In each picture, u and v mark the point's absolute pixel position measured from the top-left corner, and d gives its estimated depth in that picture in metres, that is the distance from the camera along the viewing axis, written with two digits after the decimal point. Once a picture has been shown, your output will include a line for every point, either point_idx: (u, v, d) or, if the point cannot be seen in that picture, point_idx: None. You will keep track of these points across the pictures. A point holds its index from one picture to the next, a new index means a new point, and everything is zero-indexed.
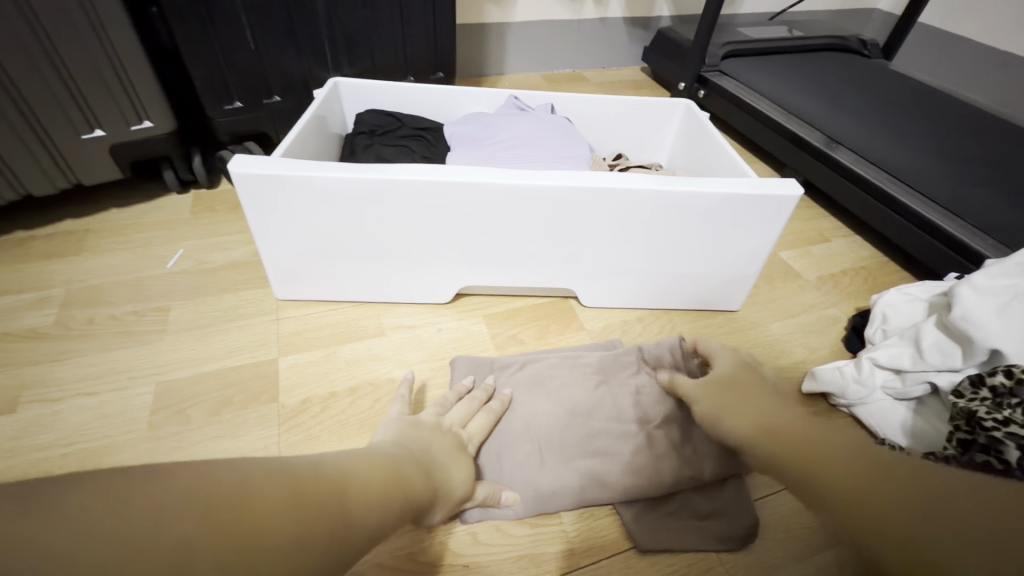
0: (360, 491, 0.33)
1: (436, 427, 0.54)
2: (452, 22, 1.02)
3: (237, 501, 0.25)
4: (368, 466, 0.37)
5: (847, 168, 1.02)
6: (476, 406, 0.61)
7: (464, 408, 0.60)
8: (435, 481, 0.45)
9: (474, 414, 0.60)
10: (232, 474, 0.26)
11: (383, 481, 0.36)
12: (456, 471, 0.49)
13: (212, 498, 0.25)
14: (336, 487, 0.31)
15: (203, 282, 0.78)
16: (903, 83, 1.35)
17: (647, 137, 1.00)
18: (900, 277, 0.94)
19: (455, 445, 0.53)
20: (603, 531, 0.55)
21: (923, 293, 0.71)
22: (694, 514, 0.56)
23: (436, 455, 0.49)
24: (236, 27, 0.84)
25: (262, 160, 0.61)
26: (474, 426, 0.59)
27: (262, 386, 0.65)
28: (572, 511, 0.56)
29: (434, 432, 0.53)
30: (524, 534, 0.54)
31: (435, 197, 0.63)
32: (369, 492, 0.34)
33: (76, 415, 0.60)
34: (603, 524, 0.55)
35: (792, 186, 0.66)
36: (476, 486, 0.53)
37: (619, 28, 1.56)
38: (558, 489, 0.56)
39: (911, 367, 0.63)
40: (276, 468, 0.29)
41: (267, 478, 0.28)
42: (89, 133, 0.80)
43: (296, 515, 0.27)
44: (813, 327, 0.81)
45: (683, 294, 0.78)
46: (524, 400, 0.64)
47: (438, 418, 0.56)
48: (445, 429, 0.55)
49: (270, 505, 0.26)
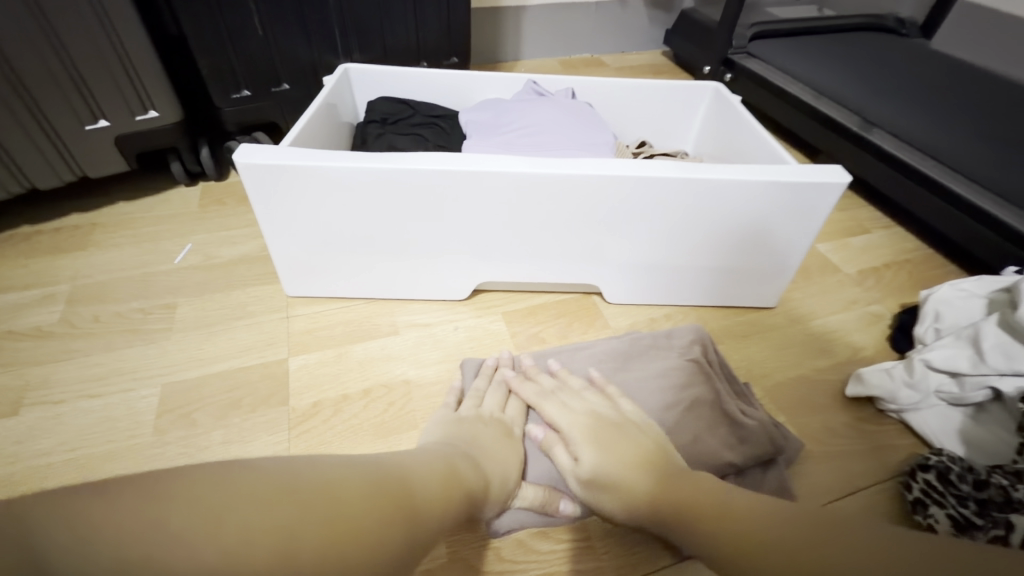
0: (425, 492, 0.34)
1: (479, 418, 0.54)
2: (467, 4, 0.97)
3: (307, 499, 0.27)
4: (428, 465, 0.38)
5: (887, 153, 0.96)
6: (506, 390, 0.59)
7: (498, 393, 0.58)
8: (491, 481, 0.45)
9: (508, 398, 0.59)
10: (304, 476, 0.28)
11: (444, 480, 0.38)
12: (504, 459, 0.49)
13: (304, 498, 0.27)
14: (401, 482, 0.33)
15: (211, 278, 0.75)
16: (946, 63, 1.27)
17: (673, 123, 0.95)
18: (947, 271, 0.88)
19: (500, 434, 0.53)
20: (635, 547, 0.51)
21: (979, 288, 0.65)
22: None
23: (486, 444, 0.49)
24: (243, 12, 0.80)
25: (270, 149, 0.58)
26: (514, 409, 0.57)
27: (272, 388, 0.62)
28: (600, 526, 0.52)
29: (478, 423, 0.52)
30: (549, 550, 0.50)
31: (452, 188, 0.59)
32: (431, 487, 0.35)
33: (80, 418, 0.58)
34: (633, 542, 0.51)
35: (839, 173, 0.60)
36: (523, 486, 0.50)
37: (639, 10, 1.49)
38: None
39: (970, 371, 0.58)
40: (341, 470, 0.30)
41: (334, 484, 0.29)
42: (94, 124, 0.77)
43: (375, 509, 0.29)
44: (855, 325, 0.75)
45: (715, 288, 0.74)
46: None
47: (477, 409, 0.55)
48: (488, 418, 0.54)
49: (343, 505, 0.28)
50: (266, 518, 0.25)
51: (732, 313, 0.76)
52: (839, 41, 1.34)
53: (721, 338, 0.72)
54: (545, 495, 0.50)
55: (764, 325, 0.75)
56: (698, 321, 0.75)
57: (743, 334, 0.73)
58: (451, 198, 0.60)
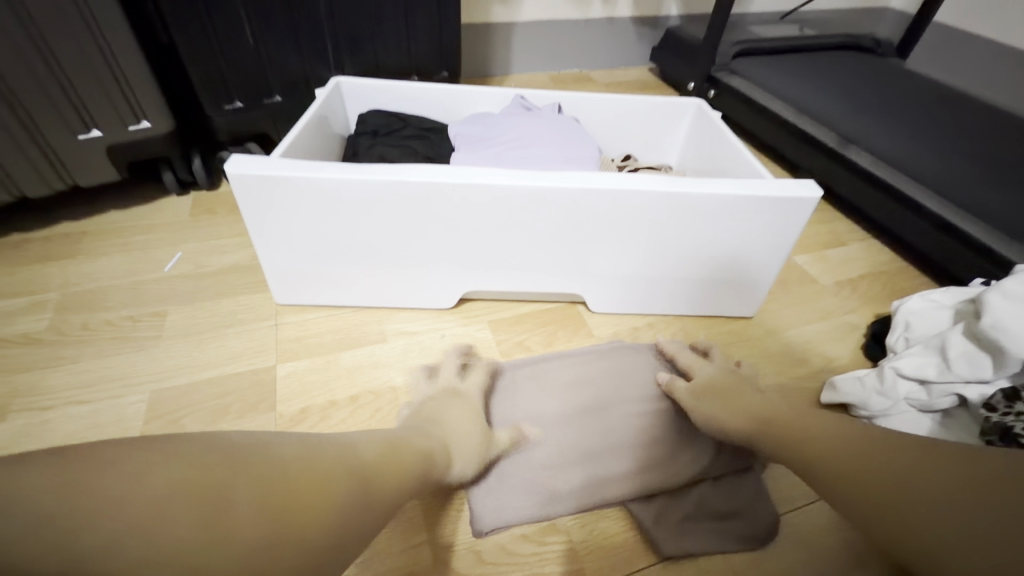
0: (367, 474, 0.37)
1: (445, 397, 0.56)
2: (458, 22, 1.00)
3: (244, 476, 0.29)
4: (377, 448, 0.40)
5: (862, 168, 0.99)
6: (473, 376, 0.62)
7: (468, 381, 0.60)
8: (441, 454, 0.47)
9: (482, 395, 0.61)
10: (243, 456, 0.30)
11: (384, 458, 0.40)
12: (462, 437, 0.52)
13: (247, 474, 0.29)
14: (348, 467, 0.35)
15: (201, 286, 0.76)
16: (919, 82, 1.32)
17: (657, 137, 0.98)
18: (921, 282, 0.91)
19: (465, 407, 0.55)
20: (615, 550, 0.52)
21: (947, 299, 0.68)
22: (712, 514, 0.54)
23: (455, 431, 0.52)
24: (235, 23, 0.82)
25: (261, 160, 0.59)
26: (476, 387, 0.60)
27: (260, 395, 0.62)
28: (581, 528, 0.53)
29: (442, 401, 0.55)
30: (531, 552, 0.51)
31: (439, 199, 0.61)
32: (372, 471, 0.37)
33: (67, 424, 0.58)
34: (613, 545, 0.52)
35: (811, 188, 0.63)
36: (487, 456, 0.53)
37: (626, 27, 1.54)
38: (566, 490, 0.55)
39: (937, 378, 0.60)
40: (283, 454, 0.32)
41: (273, 463, 0.31)
42: (86, 133, 0.78)
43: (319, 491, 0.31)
44: (831, 335, 0.78)
45: (696, 298, 0.76)
46: (525, 399, 0.63)
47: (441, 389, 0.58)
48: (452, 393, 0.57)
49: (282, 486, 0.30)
50: (200, 492, 0.26)
51: (713, 323, 0.79)
52: (818, 60, 1.39)
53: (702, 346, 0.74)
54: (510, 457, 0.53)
55: (743, 334, 0.77)
56: (680, 330, 0.77)
57: (723, 342, 0.75)
58: (438, 209, 0.62)
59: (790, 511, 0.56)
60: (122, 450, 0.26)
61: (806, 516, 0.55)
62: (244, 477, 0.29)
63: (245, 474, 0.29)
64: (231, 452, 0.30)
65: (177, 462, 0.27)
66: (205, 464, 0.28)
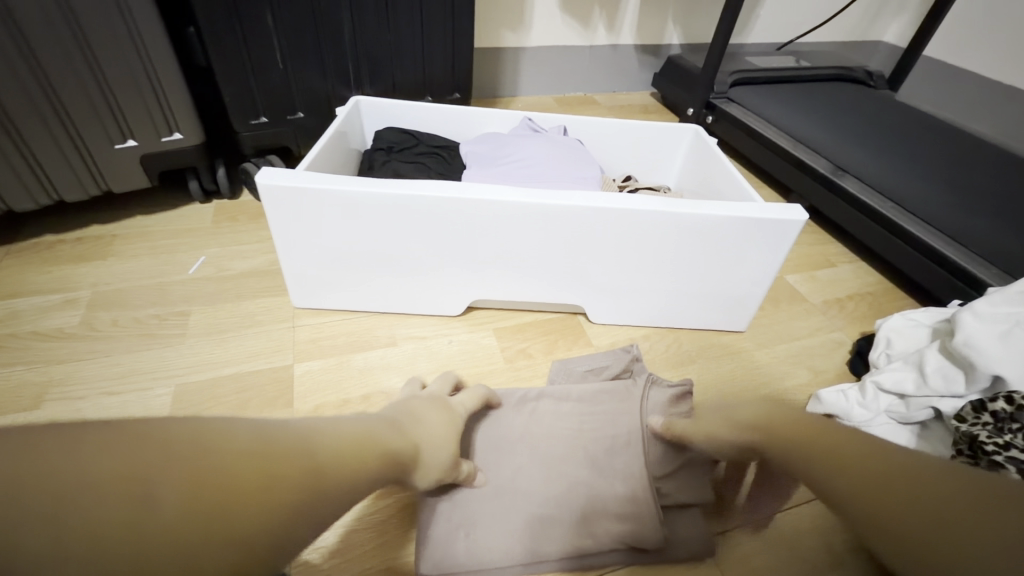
0: (337, 463, 0.33)
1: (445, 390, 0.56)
2: (471, 47, 1.06)
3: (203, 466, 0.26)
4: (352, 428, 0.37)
5: (853, 196, 1.04)
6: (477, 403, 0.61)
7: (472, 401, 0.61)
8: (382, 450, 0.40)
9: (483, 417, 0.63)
10: (170, 435, 0.26)
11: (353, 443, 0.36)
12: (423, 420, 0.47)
13: (159, 452, 0.25)
14: (312, 453, 0.31)
15: (222, 289, 0.81)
16: (909, 114, 1.38)
17: (656, 160, 1.03)
18: (905, 304, 0.96)
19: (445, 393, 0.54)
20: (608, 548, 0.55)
21: (927, 319, 0.73)
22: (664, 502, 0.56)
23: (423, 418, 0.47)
24: (267, 47, 0.88)
25: (288, 172, 0.64)
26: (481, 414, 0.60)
27: (278, 391, 0.66)
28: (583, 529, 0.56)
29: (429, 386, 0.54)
30: None
31: (452, 214, 0.66)
32: (338, 455, 0.33)
33: (98, 413, 0.62)
34: None
35: (797, 212, 0.68)
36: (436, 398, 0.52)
37: (630, 54, 1.61)
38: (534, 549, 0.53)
39: (915, 392, 0.64)
40: (258, 432, 0.30)
41: (204, 450, 0.26)
42: (123, 143, 0.84)
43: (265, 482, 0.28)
44: (817, 351, 0.82)
45: (692, 312, 0.80)
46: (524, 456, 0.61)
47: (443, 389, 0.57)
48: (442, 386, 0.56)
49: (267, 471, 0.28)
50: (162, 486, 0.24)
51: (706, 336, 0.83)
52: (813, 91, 1.45)
53: (695, 357, 0.79)
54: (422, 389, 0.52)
55: (734, 348, 0.81)
56: (675, 342, 0.81)
57: (714, 356, 0.79)
58: (450, 221, 0.67)
59: (772, 514, 0.60)
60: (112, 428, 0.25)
61: (790, 520, 0.59)
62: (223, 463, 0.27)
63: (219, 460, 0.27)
64: (124, 435, 0.25)
65: (47, 455, 0.23)
66: (87, 461, 0.23)
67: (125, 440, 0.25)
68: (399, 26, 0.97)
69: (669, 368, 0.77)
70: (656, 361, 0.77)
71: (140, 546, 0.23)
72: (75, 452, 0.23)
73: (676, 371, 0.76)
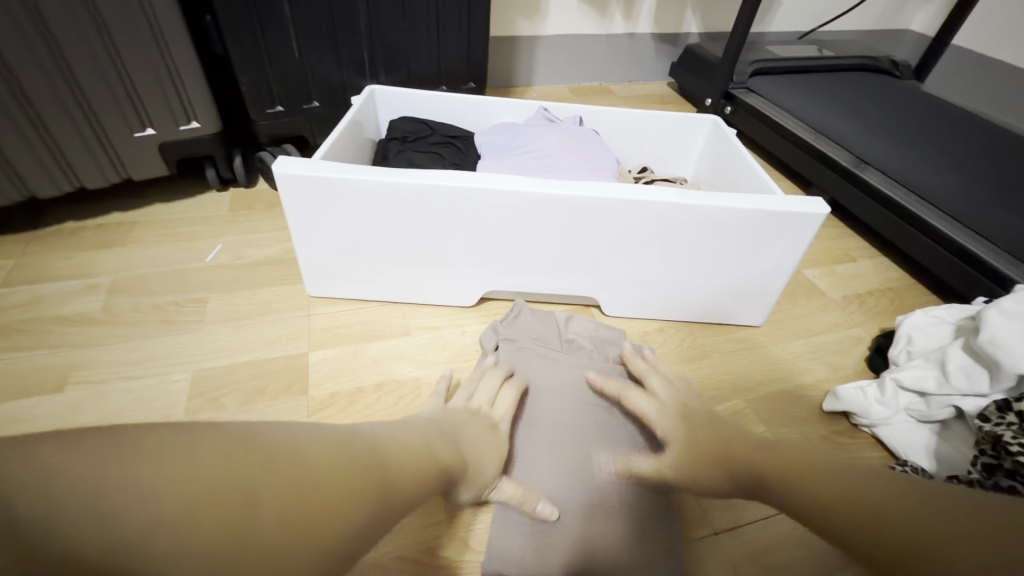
0: (402, 475, 0.37)
1: (467, 412, 0.56)
2: (486, 35, 1.05)
3: (303, 474, 0.29)
4: (412, 445, 0.41)
5: (876, 190, 1.01)
6: (500, 394, 0.61)
7: (490, 391, 0.61)
8: (445, 459, 0.44)
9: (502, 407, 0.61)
10: (277, 444, 0.30)
11: (423, 460, 0.40)
12: (482, 449, 0.52)
13: (260, 459, 0.28)
14: (375, 458, 0.35)
15: (240, 276, 0.82)
16: (935, 105, 1.34)
17: (672, 152, 1.01)
18: (928, 300, 0.94)
19: (485, 427, 0.55)
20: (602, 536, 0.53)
21: (950, 315, 0.71)
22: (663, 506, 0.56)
23: (469, 435, 0.51)
24: (283, 37, 0.88)
25: (304, 161, 0.64)
26: (502, 409, 0.59)
27: (294, 378, 0.67)
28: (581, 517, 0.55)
29: (465, 415, 0.55)
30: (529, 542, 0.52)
31: (468, 204, 0.66)
32: (409, 468, 0.38)
33: (119, 396, 0.63)
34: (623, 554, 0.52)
35: (818, 205, 0.66)
36: (471, 421, 0.55)
37: (647, 43, 1.58)
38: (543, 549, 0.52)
39: (936, 391, 0.63)
40: (338, 446, 0.34)
41: (292, 455, 0.30)
42: (141, 131, 0.84)
43: (339, 479, 0.31)
44: (835, 347, 0.81)
45: (705, 304, 0.79)
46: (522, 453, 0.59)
47: (466, 403, 0.58)
48: (474, 413, 0.57)
49: (342, 480, 0.31)
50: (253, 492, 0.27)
51: (721, 330, 0.82)
52: (835, 81, 1.41)
53: (710, 352, 0.78)
54: (459, 419, 0.54)
55: (749, 342, 0.80)
56: (689, 336, 0.80)
57: (729, 351, 0.78)
58: (465, 212, 0.67)
59: None
60: (217, 429, 0.28)
61: None
62: (305, 474, 0.29)
63: (304, 473, 0.29)
64: (246, 439, 0.29)
65: (83, 456, 0.24)
66: (209, 457, 0.27)
67: (239, 441, 0.29)
68: (414, 13, 0.96)
69: (685, 362, 0.76)
70: (670, 355, 0.77)
71: (247, 531, 0.26)
72: (161, 454, 0.26)
73: (689, 366, 0.75)
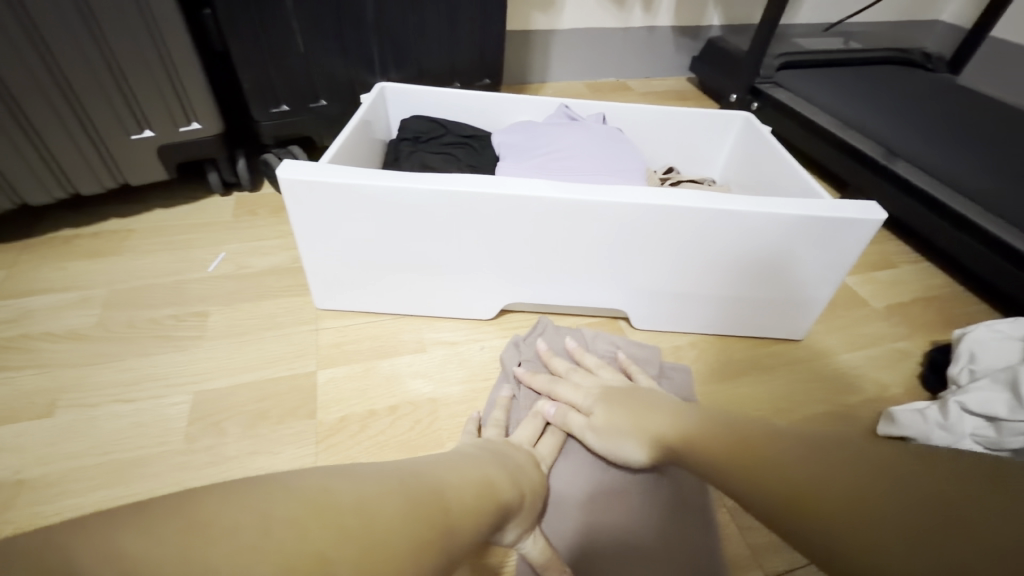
0: (462, 511, 0.32)
1: (509, 444, 0.52)
2: (502, 28, 0.99)
3: (370, 522, 0.25)
4: (466, 476, 0.37)
5: (915, 188, 0.94)
6: (542, 424, 0.57)
7: (532, 427, 0.56)
8: (503, 495, 0.39)
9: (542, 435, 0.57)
10: (342, 494, 0.26)
11: (477, 490, 0.36)
12: (531, 480, 0.47)
13: (323, 510, 0.24)
14: (432, 493, 0.31)
15: (243, 287, 0.77)
16: (974, 98, 1.26)
17: (701, 151, 0.95)
18: (978, 309, 0.87)
19: (530, 460, 0.50)
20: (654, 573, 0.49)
21: (1014, 331, 0.65)
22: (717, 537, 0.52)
23: (518, 464, 0.47)
24: (287, 31, 0.83)
25: (308, 164, 0.59)
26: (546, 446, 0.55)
27: (300, 401, 0.62)
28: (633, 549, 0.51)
29: (509, 447, 0.51)
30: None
31: (488, 211, 0.60)
32: (471, 503, 0.34)
33: (111, 422, 0.58)
34: None
35: (874, 210, 0.60)
36: (518, 452, 0.50)
37: (666, 37, 1.52)
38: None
39: (1008, 416, 0.57)
40: (397, 485, 0.29)
41: (360, 504, 0.26)
42: (138, 133, 0.80)
43: (404, 520, 0.27)
44: (882, 362, 0.75)
45: (742, 317, 0.73)
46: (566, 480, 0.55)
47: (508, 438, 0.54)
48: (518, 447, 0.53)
49: (406, 521, 0.27)
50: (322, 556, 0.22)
51: (759, 344, 0.76)
52: (865, 74, 1.34)
53: (748, 369, 0.72)
54: (502, 447, 0.50)
55: (790, 358, 0.74)
56: (724, 351, 0.75)
57: (768, 367, 0.73)
58: (483, 219, 0.61)
59: None
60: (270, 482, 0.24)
61: None
62: (373, 521, 0.25)
63: (369, 519, 0.25)
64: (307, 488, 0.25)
65: (117, 530, 0.19)
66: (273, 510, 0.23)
67: (301, 494, 0.24)
68: (425, 6, 0.90)
69: (720, 380, 0.70)
70: (704, 371, 0.71)
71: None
72: (215, 512, 0.21)
73: (726, 385, 0.70)
